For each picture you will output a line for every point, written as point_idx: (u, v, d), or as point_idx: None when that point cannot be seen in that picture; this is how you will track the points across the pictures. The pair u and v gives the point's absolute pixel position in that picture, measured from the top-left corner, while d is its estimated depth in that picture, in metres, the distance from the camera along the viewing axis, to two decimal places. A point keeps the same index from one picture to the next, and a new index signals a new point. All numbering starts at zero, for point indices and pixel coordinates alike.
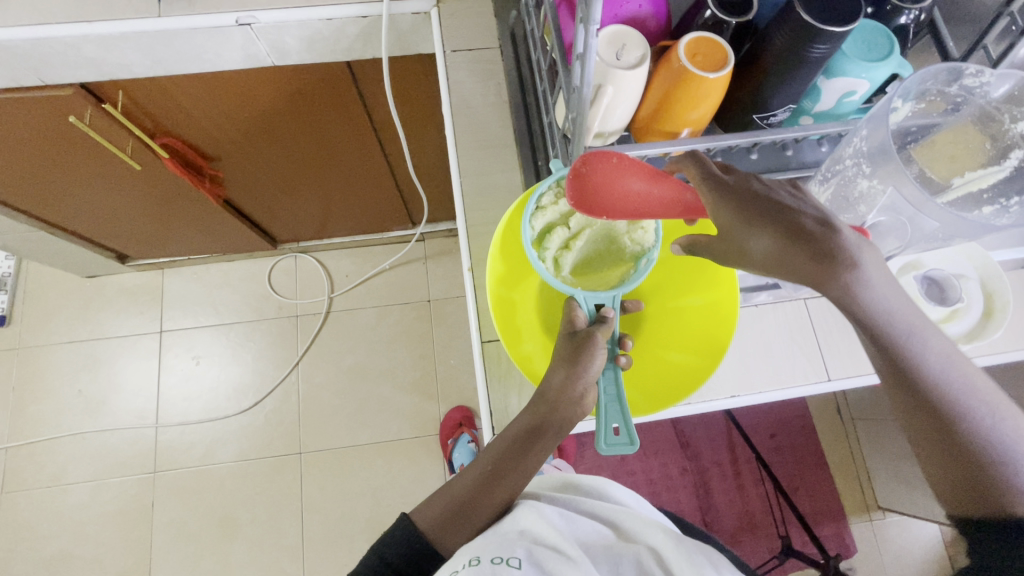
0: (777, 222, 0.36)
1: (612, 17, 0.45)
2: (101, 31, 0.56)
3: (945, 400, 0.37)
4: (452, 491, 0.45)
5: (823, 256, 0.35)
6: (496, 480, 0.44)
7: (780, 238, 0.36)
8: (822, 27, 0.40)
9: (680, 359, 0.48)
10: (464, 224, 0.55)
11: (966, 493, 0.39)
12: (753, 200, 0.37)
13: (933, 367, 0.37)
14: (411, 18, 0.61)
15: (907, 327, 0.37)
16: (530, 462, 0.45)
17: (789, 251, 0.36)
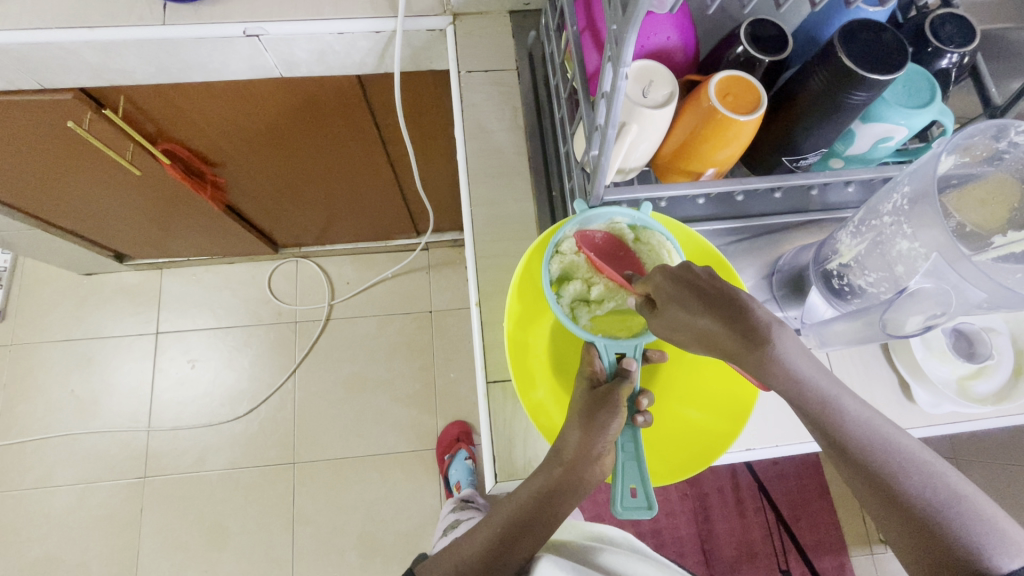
0: (725, 309, 0.36)
1: (639, 49, 0.43)
2: (103, 38, 0.54)
3: (873, 462, 0.34)
4: (464, 551, 0.44)
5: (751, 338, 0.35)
6: (509, 544, 0.42)
7: (727, 325, 0.36)
8: (864, 74, 0.37)
9: (698, 419, 0.45)
10: (473, 254, 0.53)
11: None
12: (701, 286, 0.37)
13: (852, 432, 0.35)
14: (425, 34, 0.59)
15: (825, 391, 0.36)
16: (547, 526, 0.43)
17: (731, 336, 0.36)
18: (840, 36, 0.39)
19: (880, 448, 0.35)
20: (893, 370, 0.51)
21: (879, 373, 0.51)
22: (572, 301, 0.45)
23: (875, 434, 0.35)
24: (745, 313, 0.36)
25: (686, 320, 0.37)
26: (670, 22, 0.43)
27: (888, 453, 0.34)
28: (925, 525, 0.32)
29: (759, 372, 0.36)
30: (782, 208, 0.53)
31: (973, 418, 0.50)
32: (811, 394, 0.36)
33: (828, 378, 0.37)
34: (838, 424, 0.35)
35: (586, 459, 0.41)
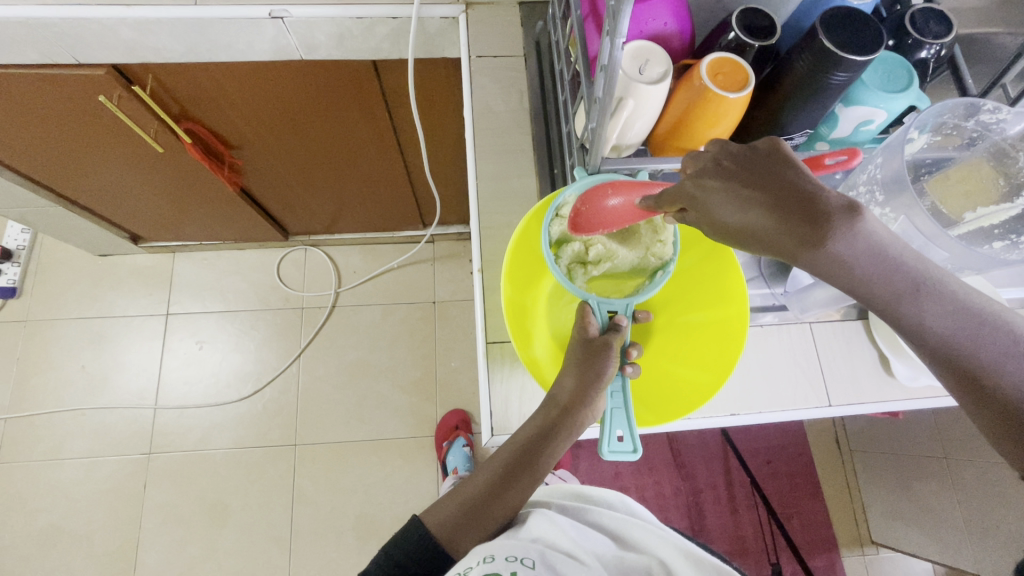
0: (782, 194, 0.29)
1: (638, 34, 0.46)
2: (139, 15, 0.58)
3: (967, 355, 0.28)
4: (464, 492, 0.46)
5: (821, 224, 0.28)
6: (507, 484, 0.46)
7: (779, 211, 0.29)
8: (844, 55, 0.40)
9: (685, 373, 0.48)
10: (477, 225, 0.56)
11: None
12: (754, 173, 0.30)
13: (944, 322, 0.28)
14: (439, 22, 0.62)
15: (910, 271, 0.29)
16: (544, 465, 0.46)
17: (792, 229, 0.28)
18: (822, 22, 0.42)
19: (984, 340, 0.28)
20: (875, 347, 0.53)
21: (860, 349, 0.53)
22: (569, 262, 0.49)
23: (977, 316, 0.28)
24: (814, 196, 0.28)
25: (730, 217, 0.31)
26: (667, 9, 0.46)
27: (995, 345, 0.28)
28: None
29: (821, 266, 0.29)
30: None
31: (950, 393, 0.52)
32: (895, 268, 0.29)
33: (915, 250, 0.29)
34: (927, 312, 0.29)
35: (583, 404, 0.44)
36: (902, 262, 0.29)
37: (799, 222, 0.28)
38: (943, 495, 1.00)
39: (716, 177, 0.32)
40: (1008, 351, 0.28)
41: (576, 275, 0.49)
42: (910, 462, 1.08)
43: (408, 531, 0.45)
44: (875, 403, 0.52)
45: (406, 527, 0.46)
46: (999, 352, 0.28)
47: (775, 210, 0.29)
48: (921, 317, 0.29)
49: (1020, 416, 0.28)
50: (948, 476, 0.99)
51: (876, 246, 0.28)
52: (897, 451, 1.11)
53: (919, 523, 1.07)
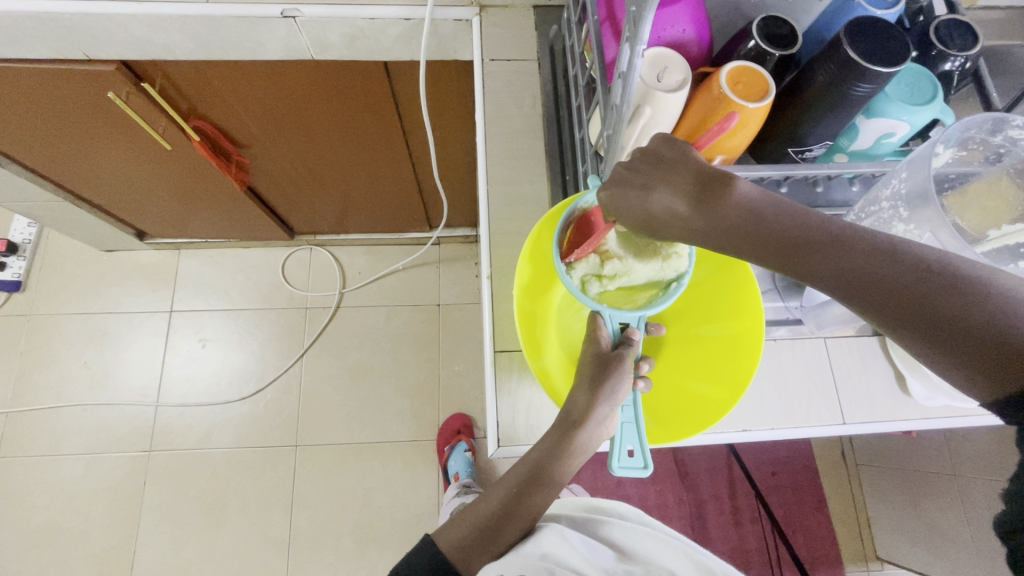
0: (678, 177, 0.35)
1: (655, 40, 0.45)
2: (149, 12, 0.58)
3: (870, 289, 0.29)
4: (478, 511, 0.46)
5: (706, 193, 0.33)
6: (521, 503, 0.45)
7: (679, 189, 0.34)
8: (868, 66, 0.40)
9: (698, 389, 0.47)
10: (487, 230, 0.55)
11: (992, 391, 0.26)
12: (650, 165, 0.36)
13: (841, 271, 0.29)
14: (452, 24, 0.62)
15: (792, 228, 0.31)
16: (558, 481, 0.45)
17: (684, 201, 0.34)
18: (847, 32, 0.41)
19: (880, 268, 0.28)
20: (891, 364, 0.52)
21: (876, 367, 0.52)
22: (583, 274, 0.47)
23: (869, 251, 0.29)
24: (696, 173, 0.34)
25: (635, 201, 0.36)
26: (686, 15, 0.45)
27: (893, 270, 0.28)
28: (961, 345, 0.26)
29: (719, 229, 0.33)
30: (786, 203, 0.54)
31: (966, 414, 0.51)
32: (782, 228, 0.32)
33: (794, 211, 0.32)
34: (822, 260, 0.30)
35: (595, 422, 0.43)
36: (786, 223, 0.32)
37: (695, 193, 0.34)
38: (951, 513, 0.98)
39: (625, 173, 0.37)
40: (913, 278, 0.27)
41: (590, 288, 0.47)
42: (918, 478, 1.06)
43: (421, 548, 0.45)
44: (891, 422, 0.51)
45: (419, 545, 0.46)
46: (904, 275, 0.28)
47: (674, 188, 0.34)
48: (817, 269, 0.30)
49: (950, 336, 0.26)
50: (958, 493, 0.97)
51: (754, 210, 0.32)
52: (906, 467, 1.09)
53: (926, 540, 1.06)
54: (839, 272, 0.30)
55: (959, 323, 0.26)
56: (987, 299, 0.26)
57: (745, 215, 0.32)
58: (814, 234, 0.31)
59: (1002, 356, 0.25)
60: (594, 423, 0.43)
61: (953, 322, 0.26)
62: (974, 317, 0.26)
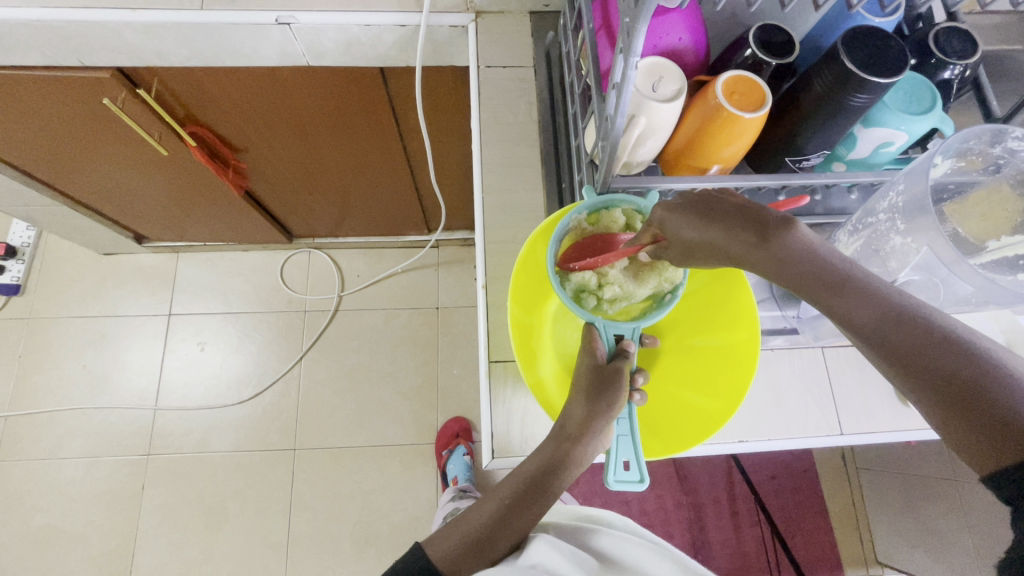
0: (734, 212, 0.33)
1: (652, 48, 0.45)
2: (143, 19, 0.57)
3: (895, 342, 0.27)
4: (470, 523, 0.45)
5: (762, 233, 0.31)
6: (514, 514, 0.44)
7: (733, 226, 0.33)
8: (865, 77, 0.39)
9: (693, 400, 0.47)
10: (483, 239, 0.55)
11: (987, 471, 0.25)
12: (708, 200, 0.35)
13: (873, 315, 0.28)
14: (448, 30, 0.61)
15: (839, 266, 0.30)
16: (552, 494, 0.44)
17: (739, 239, 0.32)
18: (844, 42, 0.40)
19: (914, 326, 0.27)
20: None
21: (875, 376, 0.51)
22: (577, 290, 0.46)
23: (904, 303, 0.28)
24: (755, 212, 0.32)
25: (692, 235, 0.35)
26: (682, 24, 0.45)
27: (927, 331, 0.27)
28: (972, 413, 0.25)
29: (766, 271, 0.31)
30: None
31: None
32: (825, 266, 0.30)
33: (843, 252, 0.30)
34: (855, 302, 0.29)
35: (592, 435, 0.43)
36: (831, 260, 0.30)
37: (749, 231, 0.32)
38: (951, 518, 0.98)
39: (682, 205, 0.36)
40: (940, 340, 0.26)
41: (585, 303, 0.47)
42: (918, 483, 1.05)
43: (409, 558, 0.45)
44: (889, 432, 0.50)
45: (408, 555, 0.45)
46: (934, 337, 0.26)
47: (729, 224, 0.33)
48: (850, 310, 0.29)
49: (962, 404, 0.25)
50: (958, 498, 0.97)
51: (806, 249, 0.31)
52: (905, 471, 1.09)
53: (925, 544, 1.05)
54: (869, 319, 0.28)
55: (974, 394, 0.25)
56: (1010, 381, 0.24)
57: (792, 254, 0.31)
58: (857, 279, 0.29)
59: (1007, 438, 0.24)
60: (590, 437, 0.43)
61: (970, 393, 0.25)
62: (992, 393, 0.24)
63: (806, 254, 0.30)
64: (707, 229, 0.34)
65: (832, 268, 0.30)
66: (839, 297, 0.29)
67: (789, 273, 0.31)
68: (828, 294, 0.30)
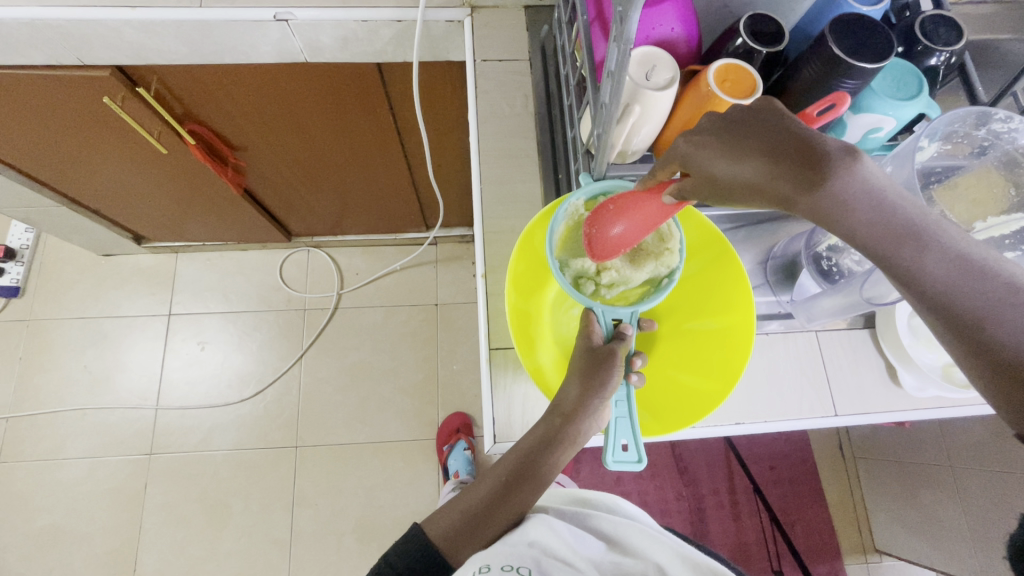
0: (780, 145, 0.29)
1: (644, 39, 0.46)
2: (143, 17, 0.58)
3: (968, 303, 0.26)
4: (467, 503, 0.47)
5: (816, 169, 0.28)
6: (510, 493, 0.45)
7: (775, 161, 0.29)
8: (853, 63, 0.40)
9: (689, 381, 0.48)
10: (481, 229, 0.56)
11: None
12: (750, 128, 0.31)
13: (943, 273, 0.27)
14: (444, 25, 0.62)
15: (911, 216, 0.27)
16: (546, 474, 0.45)
17: (786, 176, 0.29)
18: (832, 29, 0.41)
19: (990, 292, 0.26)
20: (881, 356, 0.52)
21: (868, 360, 0.52)
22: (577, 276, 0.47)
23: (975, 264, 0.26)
24: (808, 141, 0.29)
25: (726, 171, 0.31)
26: (674, 14, 0.46)
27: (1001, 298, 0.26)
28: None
29: (822, 213, 0.28)
30: None
31: (957, 404, 0.52)
32: (895, 217, 0.27)
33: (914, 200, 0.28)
34: (927, 258, 0.27)
35: (587, 412, 0.44)
36: (903, 209, 0.27)
37: (797, 164, 0.28)
38: (947, 503, 0.99)
39: (714, 135, 0.32)
40: (1015, 301, 0.25)
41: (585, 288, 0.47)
42: (914, 470, 1.07)
43: (410, 537, 0.46)
44: (882, 413, 0.51)
45: (408, 534, 0.47)
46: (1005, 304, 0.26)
47: (774, 160, 0.29)
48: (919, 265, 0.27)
49: (1021, 372, 0.25)
50: (954, 484, 0.98)
51: (875, 194, 0.28)
52: (902, 458, 1.10)
53: (922, 530, 1.06)
54: (940, 274, 0.27)
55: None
56: None
57: (862, 199, 0.28)
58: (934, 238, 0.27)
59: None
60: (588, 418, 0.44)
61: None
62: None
63: (876, 202, 0.28)
64: (746, 165, 0.30)
65: (906, 218, 0.27)
66: (910, 250, 0.27)
67: (856, 218, 0.28)
68: (896, 247, 0.27)
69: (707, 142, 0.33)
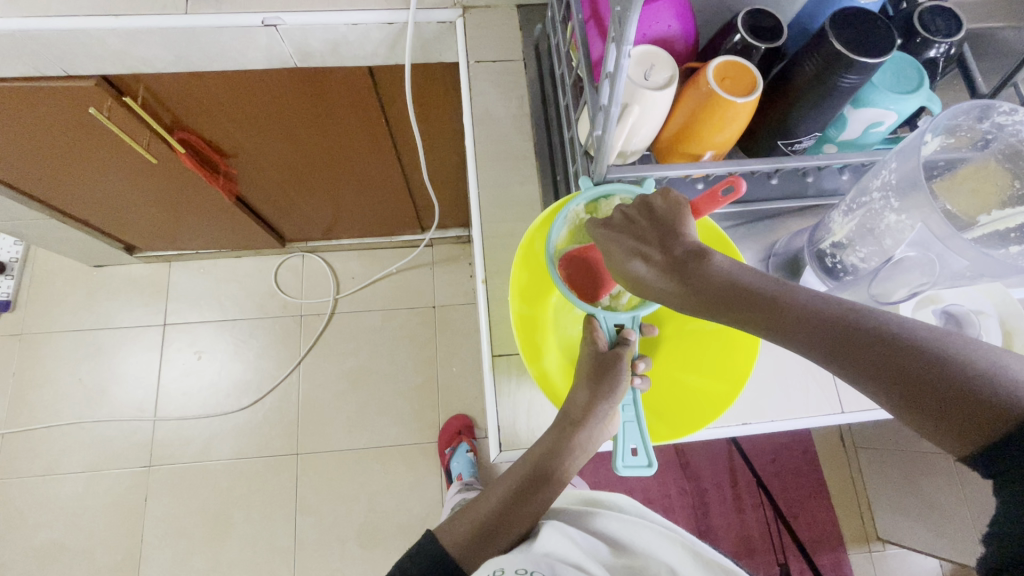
0: (658, 245, 0.39)
1: (641, 37, 0.45)
2: (127, 26, 0.57)
3: (842, 344, 0.30)
4: (480, 510, 0.46)
5: (682, 268, 0.37)
6: (523, 498, 0.45)
7: (654, 259, 0.39)
8: (854, 58, 0.40)
9: (697, 383, 0.48)
10: (480, 234, 0.55)
11: (967, 454, 0.27)
12: (643, 230, 0.40)
13: (813, 326, 0.31)
14: (436, 26, 0.61)
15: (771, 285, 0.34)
16: (558, 480, 0.45)
17: (663, 274, 0.38)
18: (832, 23, 0.41)
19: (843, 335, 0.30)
20: None
21: None
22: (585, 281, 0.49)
23: (829, 312, 0.31)
24: (676, 245, 0.38)
25: (622, 263, 0.40)
26: (671, 11, 0.45)
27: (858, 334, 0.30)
28: (928, 399, 0.27)
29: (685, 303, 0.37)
30: (777, 194, 0.55)
31: None
32: (751, 291, 0.34)
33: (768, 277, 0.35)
34: (784, 318, 0.32)
35: (595, 420, 0.44)
36: (751, 285, 0.34)
37: (670, 264, 0.38)
38: (950, 492, 0.99)
39: (614, 227, 0.42)
40: (877, 337, 0.29)
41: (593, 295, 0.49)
42: (916, 459, 1.07)
43: (422, 545, 0.45)
44: (888, 409, 0.51)
45: (421, 543, 0.46)
46: (870, 335, 0.29)
47: (653, 259, 0.39)
48: (789, 326, 0.32)
49: (922, 391, 0.27)
50: (955, 472, 0.98)
51: (728, 278, 0.35)
52: (903, 448, 1.10)
53: (925, 519, 1.07)
54: (812, 329, 0.31)
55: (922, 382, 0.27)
56: (948, 361, 0.27)
57: (717, 280, 0.36)
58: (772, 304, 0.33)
59: (964, 418, 0.26)
60: (593, 423, 0.44)
61: (918, 382, 0.27)
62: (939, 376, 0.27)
63: (732, 283, 0.35)
64: (633, 258, 0.40)
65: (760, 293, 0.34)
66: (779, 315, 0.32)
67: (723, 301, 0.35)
68: (767, 314, 0.33)
69: (611, 229, 0.42)
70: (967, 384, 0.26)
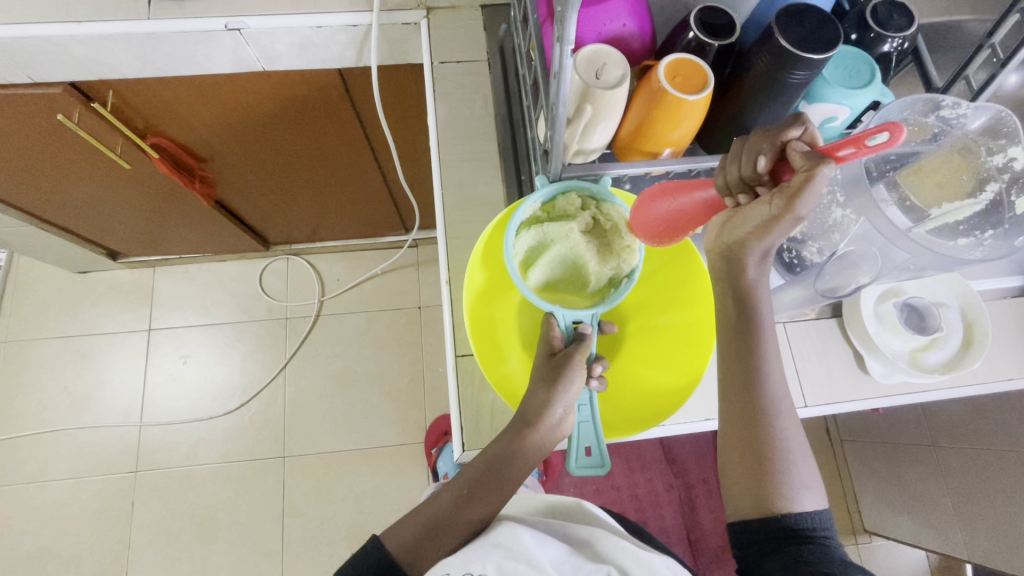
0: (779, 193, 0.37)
1: (595, 35, 0.45)
2: (89, 32, 0.57)
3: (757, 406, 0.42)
4: (429, 510, 0.46)
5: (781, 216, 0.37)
6: (475, 498, 0.46)
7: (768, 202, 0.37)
8: (801, 55, 0.40)
9: (659, 378, 0.49)
10: (445, 234, 0.55)
11: (751, 517, 0.42)
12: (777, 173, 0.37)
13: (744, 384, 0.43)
14: (400, 28, 0.61)
15: None
16: (506, 481, 0.46)
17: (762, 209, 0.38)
18: (779, 20, 0.41)
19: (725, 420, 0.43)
20: (849, 345, 0.52)
21: (835, 348, 0.52)
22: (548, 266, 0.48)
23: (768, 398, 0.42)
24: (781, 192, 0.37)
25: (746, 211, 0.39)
26: (625, 9, 0.45)
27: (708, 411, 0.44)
28: (755, 461, 0.42)
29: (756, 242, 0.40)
30: None
31: (924, 391, 0.52)
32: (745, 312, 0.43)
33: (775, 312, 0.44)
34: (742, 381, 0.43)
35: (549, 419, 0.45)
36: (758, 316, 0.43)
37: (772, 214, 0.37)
38: (932, 483, 1.00)
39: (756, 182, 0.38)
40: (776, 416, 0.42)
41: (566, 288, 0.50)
42: (898, 451, 1.08)
43: (366, 548, 0.44)
44: (853, 402, 0.51)
45: (365, 546, 0.45)
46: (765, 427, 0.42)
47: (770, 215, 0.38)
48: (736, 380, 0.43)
49: (756, 469, 0.42)
50: (937, 463, 0.99)
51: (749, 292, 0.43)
52: (886, 440, 1.11)
53: (910, 510, 1.07)
54: (739, 386, 0.43)
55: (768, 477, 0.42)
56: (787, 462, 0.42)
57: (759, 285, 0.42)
58: (739, 388, 0.43)
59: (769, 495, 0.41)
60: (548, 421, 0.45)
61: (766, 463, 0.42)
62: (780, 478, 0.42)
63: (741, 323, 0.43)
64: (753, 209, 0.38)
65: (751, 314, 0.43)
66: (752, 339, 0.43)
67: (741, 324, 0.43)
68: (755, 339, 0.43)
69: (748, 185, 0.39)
70: (788, 478, 0.42)
